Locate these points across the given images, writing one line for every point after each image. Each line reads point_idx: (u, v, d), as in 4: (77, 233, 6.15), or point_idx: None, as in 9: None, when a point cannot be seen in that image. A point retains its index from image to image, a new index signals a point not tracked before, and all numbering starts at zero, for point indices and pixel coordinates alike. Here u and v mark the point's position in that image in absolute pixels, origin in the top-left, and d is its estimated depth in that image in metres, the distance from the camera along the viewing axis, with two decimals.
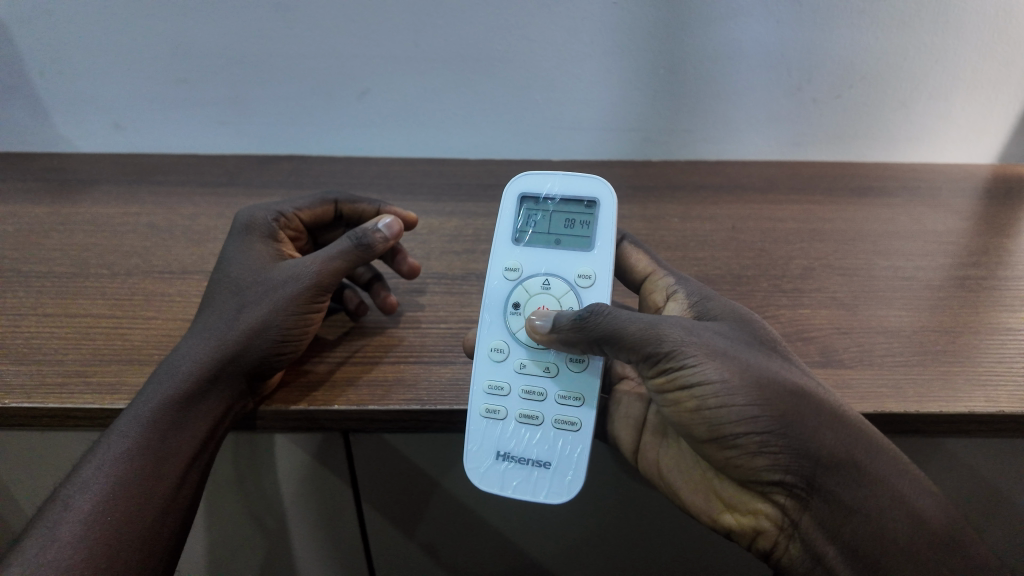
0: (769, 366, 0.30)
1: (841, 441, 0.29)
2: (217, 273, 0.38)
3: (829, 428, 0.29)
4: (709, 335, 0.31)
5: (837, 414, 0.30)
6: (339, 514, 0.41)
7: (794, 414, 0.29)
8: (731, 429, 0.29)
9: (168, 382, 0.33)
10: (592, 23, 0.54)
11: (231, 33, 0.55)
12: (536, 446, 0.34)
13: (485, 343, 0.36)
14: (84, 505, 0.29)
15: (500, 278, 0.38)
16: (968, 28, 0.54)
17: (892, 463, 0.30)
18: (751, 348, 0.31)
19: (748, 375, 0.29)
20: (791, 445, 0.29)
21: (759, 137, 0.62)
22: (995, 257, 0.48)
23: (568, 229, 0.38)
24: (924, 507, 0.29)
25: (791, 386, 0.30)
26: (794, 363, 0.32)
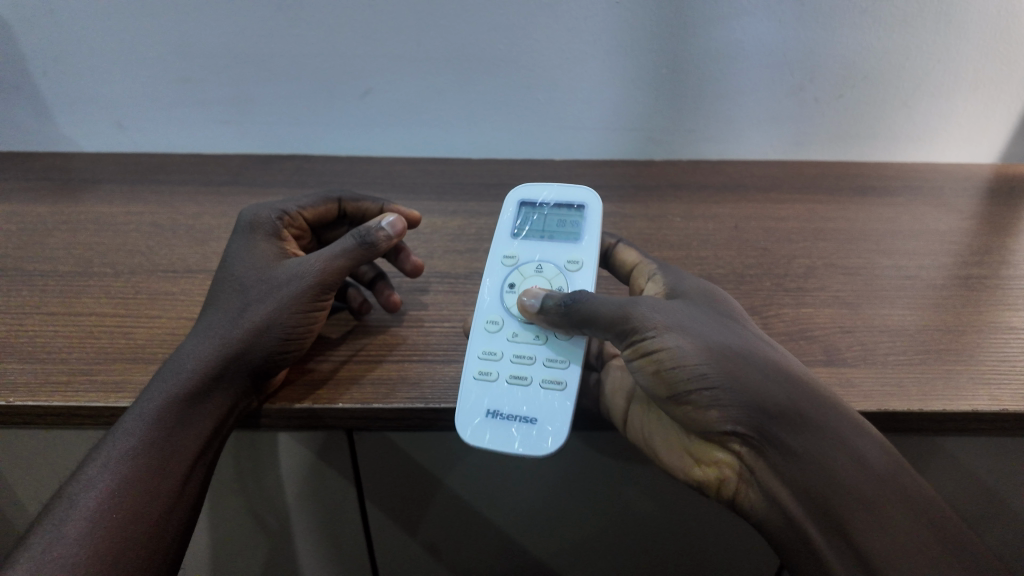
0: (720, 332, 0.32)
1: (794, 397, 0.30)
2: (221, 272, 0.38)
3: (782, 386, 0.30)
4: (669, 307, 0.33)
5: (792, 377, 0.31)
6: (343, 513, 0.41)
7: (745, 372, 0.30)
8: (684, 386, 0.30)
9: (173, 380, 0.33)
10: (595, 22, 0.54)
11: (235, 32, 0.55)
12: (524, 403, 0.34)
13: (481, 317, 0.37)
14: (89, 503, 0.29)
15: (497, 264, 0.39)
16: (970, 27, 0.54)
17: (837, 412, 0.30)
18: (713, 319, 0.33)
19: (702, 339, 0.31)
20: (741, 398, 0.30)
21: (761, 137, 0.62)
22: (998, 257, 0.48)
23: (563, 225, 0.40)
24: (871, 453, 0.29)
25: (740, 349, 0.31)
26: (759, 337, 0.33)
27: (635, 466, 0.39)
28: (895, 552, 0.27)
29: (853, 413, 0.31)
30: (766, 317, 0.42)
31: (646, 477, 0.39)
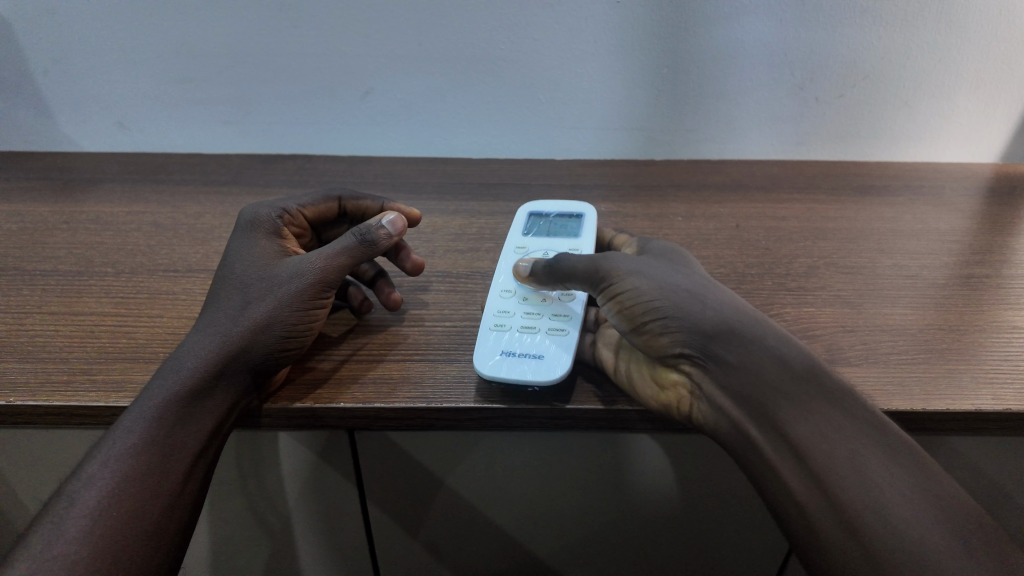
0: (674, 273, 0.35)
1: (738, 320, 0.32)
2: (221, 270, 0.38)
3: (729, 314, 0.32)
4: (632, 257, 0.35)
5: (741, 311, 0.33)
6: (344, 512, 0.41)
7: (695, 302, 0.32)
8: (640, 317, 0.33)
9: (173, 377, 0.33)
10: (596, 21, 0.54)
11: (235, 32, 0.55)
12: (534, 344, 0.36)
13: (496, 288, 0.40)
14: (90, 500, 0.29)
15: (510, 253, 0.43)
16: (971, 26, 0.54)
17: (759, 325, 0.32)
18: (670, 266, 0.36)
19: (657, 278, 0.33)
20: (689, 320, 0.32)
21: (762, 136, 0.62)
22: (999, 256, 0.48)
23: (566, 226, 0.45)
24: (787, 353, 0.31)
25: (691, 285, 0.34)
26: (713, 281, 0.36)
27: (636, 464, 0.39)
28: (836, 441, 0.29)
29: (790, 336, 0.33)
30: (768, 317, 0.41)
31: (647, 476, 0.39)
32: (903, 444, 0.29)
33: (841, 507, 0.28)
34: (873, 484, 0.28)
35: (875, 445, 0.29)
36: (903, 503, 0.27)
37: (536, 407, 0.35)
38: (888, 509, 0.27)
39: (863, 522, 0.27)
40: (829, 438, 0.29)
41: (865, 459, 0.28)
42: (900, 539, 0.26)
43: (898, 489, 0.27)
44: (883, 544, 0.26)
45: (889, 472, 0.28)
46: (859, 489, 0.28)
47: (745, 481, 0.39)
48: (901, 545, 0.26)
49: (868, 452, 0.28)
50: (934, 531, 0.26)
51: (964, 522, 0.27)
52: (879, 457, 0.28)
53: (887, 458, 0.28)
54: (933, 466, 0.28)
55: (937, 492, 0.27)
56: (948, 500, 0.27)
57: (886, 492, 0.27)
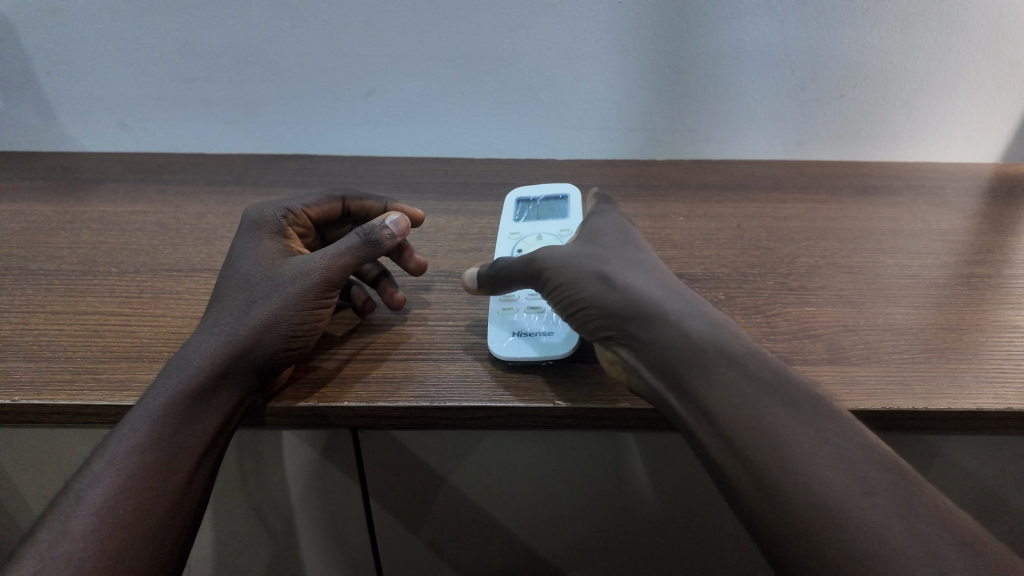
0: (601, 259, 0.37)
1: (653, 296, 0.34)
2: (226, 269, 0.38)
3: (646, 291, 0.34)
4: (566, 251, 0.38)
5: (663, 289, 0.35)
6: (346, 509, 0.41)
7: (614, 283, 0.35)
8: (570, 303, 0.36)
9: (178, 376, 0.33)
10: (597, 22, 0.54)
11: (238, 33, 0.55)
12: (540, 323, 0.39)
13: None
14: (96, 499, 0.29)
15: (505, 239, 0.46)
16: (973, 26, 0.54)
17: (669, 300, 0.34)
18: (602, 253, 0.38)
19: (582, 266, 0.36)
20: (605, 301, 0.34)
21: (764, 137, 0.62)
22: (1000, 256, 0.48)
23: (554, 209, 0.48)
24: (692, 323, 0.32)
25: (613, 269, 0.36)
26: (646, 261, 0.38)
27: (637, 461, 0.39)
28: (740, 403, 0.29)
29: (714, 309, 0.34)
30: (770, 316, 0.42)
31: (649, 473, 0.39)
32: (812, 402, 0.28)
33: (756, 469, 0.27)
34: (783, 443, 0.27)
35: (781, 406, 0.28)
36: (815, 458, 0.26)
37: (539, 407, 0.35)
38: (801, 466, 0.26)
39: (777, 481, 0.26)
40: (733, 399, 0.29)
41: (772, 418, 0.28)
42: (815, 495, 0.25)
43: (811, 446, 0.27)
44: (797, 503, 0.25)
45: (801, 430, 0.27)
46: (770, 449, 0.27)
47: None
48: (816, 502, 0.25)
49: (774, 410, 0.28)
50: (853, 484, 0.25)
51: (886, 476, 0.25)
52: (787, 415, 0.28)
53: (796, 414, 0.28)
54: (845, 422, 0.28)
55: (850, 446, 0.26)
56: (864, 454, 0.26)
57: (797, 449, 0.27)
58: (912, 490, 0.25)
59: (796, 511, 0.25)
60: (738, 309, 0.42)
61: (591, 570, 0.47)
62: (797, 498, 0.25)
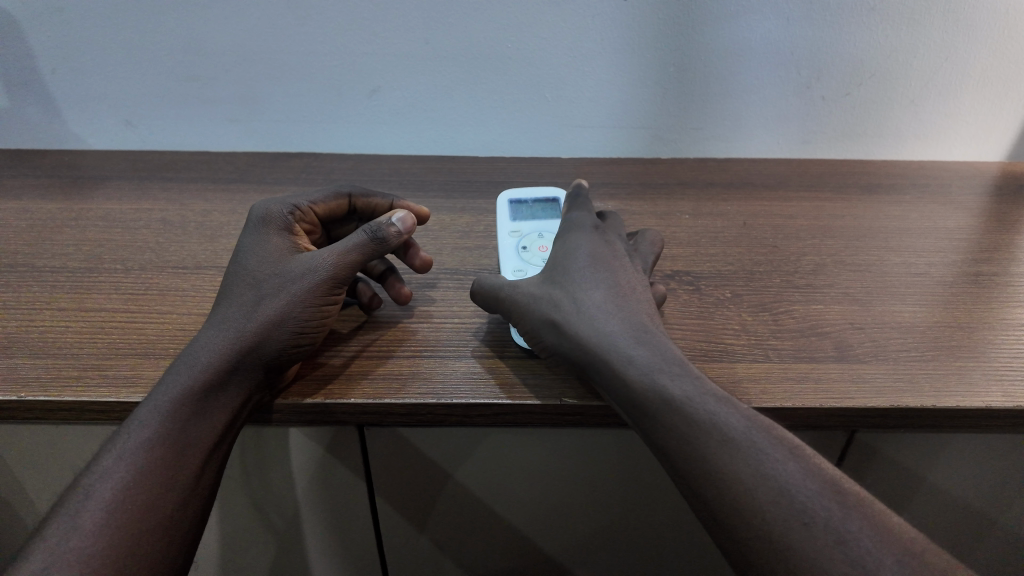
0: (565, 295, 0.37)
1: (604, 330, 0.34)
2: (234, 265, 0.38)
3: (599, 324, 0.35)
4: (534, 287, 0.38)
5: (619, 317, 0.35)
6: (351, 505, 0.41)
7: (569, 319, 0.35)
8: (536, 343, 0.36)
9: (187, 372, 0.33)
10: (603, 20, 0.54)
11: (244, 31, 0.55)
12: None
13: (506, 269, 0.43)
14: (106, 494, 0.29)
15: (506, 236, 0.45)
16: (979, 24, 0.54)
17: (622, 338, 0.34)
18: (564, 276, 0.38)
19: (541, 301, 0.37)
20: (561, 343, 0.35)
21: (769, 135, 0.62)
22: (1005, 254, 0.48)
23: (550, 208, 0.48)
24: (639, 362, 0.32)
25: (574, 309, 0.36)
26: (610, 286, 0.37)
27: (643, 459, 0.39)
28: (682, 442, 0.29)
29: (668, 343, 0.34)
30: (777, 314, 0.41)
31: (654, 469, 0.39)
32: (751, 433, 0.29)
33: (707, 505, 0.28)
34: (728, 480, 0.28)
35: (722, 442, 0.29)
36: (758, 493, 0.27)
37: (545, 405, 0.35)
38: (744, 503, 0.27)
39: (726, 518, 0.27)
40: (675, 438, 0.29)
41: (715, 455, 0.28)
42: (760, 532, 0.26)
43: (752, 481, 0.27)
44: (744, 539, 0.27)
45: (743, 466, 0.28)
46: (716, 486, 0.28)
47: None
48: (762, 536, 0.26)
49: (715, 448, 0.28)
50: (796, 517, 0.26)
51: (827, 506, 0.26)
52: (728, 451, 0.28)
53: (735, 450, 0.28)
54: (784, 451, 0.28)
55: (790, 479, 0.27)
56: (803, 484, 0.27)
57: (742, 485, 0.27)
58: (852, 513, 0.26)
59: (743, 547, 0.27)
60: (745, 307, 0.42)
61: (595, 568, 0.47)
62: (746, 532, 0.27)
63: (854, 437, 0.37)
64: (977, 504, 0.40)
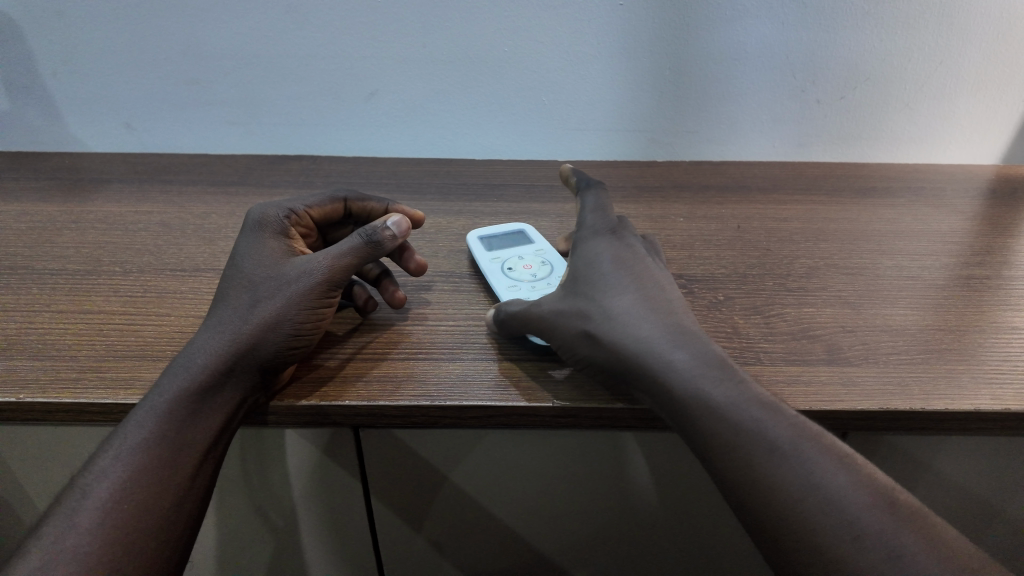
0: (594, 305, 0.36)
1: (642, 336, 0.34)
2: (230, 268, 0.39)
3: (636, 330, 0.34)
4: (561, 300, 0.37)
5: (653, 320, 0.35)
6: (348, 506, 0.41)
7: (604, 329, 0.35)
8: (571, 357, 0.36)
9: (184, 375, 0.33)
10: (599, 24, 0.54)
11: (243, 34, 0.56)
12: None
13: (500, 287, 0.43)
14: (102, 494, 0.29)
15: (488, 263, 0.46)
16: (973, 28, 0.54)
17: (663, 343, 0.34)
18: (591, 286, 0.37)
19: (571, 316, 0.36)
20: (597, 354, 0.35)
21: (765, 138, 0.62)
22: (999, 257, 0.49)
23: (516, 235, 0.49)
24: (683, 369, 0.32)
25: (607, 318, 0.35)
26: (639, 290, 0.37)
27: (637, 460, 0.39)
28: (727, 450, 0.30)
29: (708, 344, 0.34)
30: (769, 317, 0.42)
31: (649, 471, 0.40)
32: (799, 442, 0.29)
33: (754, 515, 0.29)
34: (775, 490, 0.28)
35: (767, 450, 0.29)
36: (802, 501, 0.28)
37: (540, 406, 0.35)
38: (794, 514, 0.28)
39: (775, 528, 0.28)
40: (724, 447, 0.30)
41: (760, 462, 0.29)
42: (809, 542, 0.27)
43: (800, 492, 0.28)
44: (787, 544, 0.28)
45: (791, 476, 0.29)
46: (764, 496, 0.29)
47: None
48: (813, 548, 0.27)
49: (762, 456, 0.29)
50: (840, 524, 0.27)
51: (878, 518, 0.27)
52: (774, 460, 0.29)
53: (783, 459, 0.29)
54: (833, 460, 0.29)
55: (838, 489, 0.28)
56: (853, 496, 0.28)
57: (793, 498, 0.28)
58: (906, 524, 0.27)
59: (786, 551, 0.28)
60: (737, 309, 0.43)
61: (592, 569, 0.47)
62: (791, 538, 0.28)
63: (847, 437, 0.37)
64: (970, 504, 0.40)
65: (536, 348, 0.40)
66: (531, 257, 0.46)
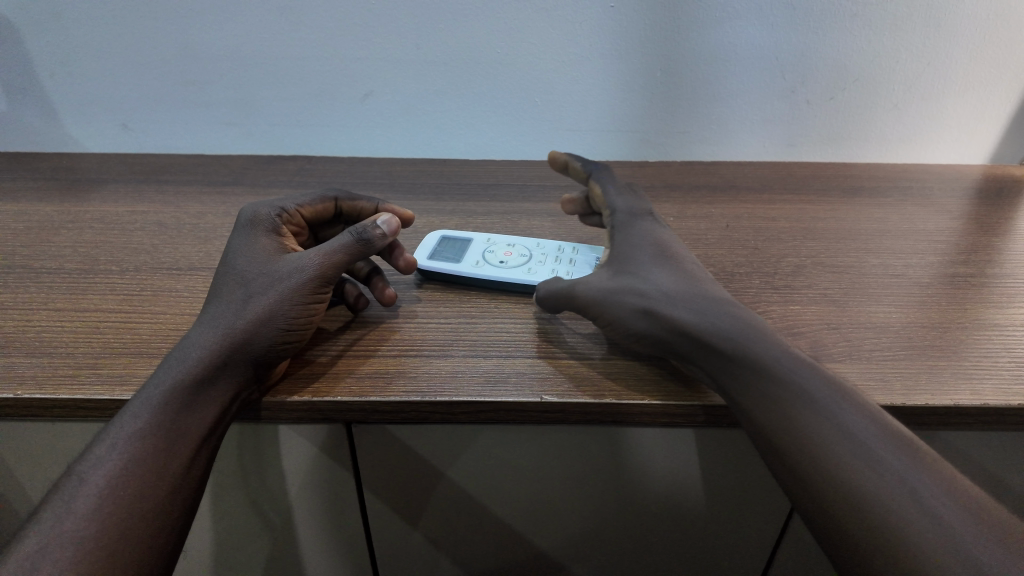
0: (642, 283, 0.39)
1: (689, 310, 0.36)
2: (223, 266, 0.39)
3: (684, 305, 0.37)
4: (609, 277, 0.40)
5: (698, 297, 0.38)
6: (345, 502, 0.42)
7: (655, 305, 0.37)
8: (620, 331, 0.38)
9: (180, 366, 0.34)
10: (591, 26, 0.55)
11: (238, 36, 0.56)
12: (582, 253, 0.47)
13: (517, 278, 0.45)
14: (99, 481, 0.30)
15: (480, 268, 0.46)
16: (960, 29, 0.55)
17: (705, 311, 0.36)
18: (637, 266, 0.40)
19: (618, 291, 0.38)
20: (648, 326, 0.37)
21: (756, 138, 0.63)
22: (985, 256, 0.49)
23: (450, 244, 0.49)
24: (724, 332, 0.35)
25: (657, 295, 0.38)
26: (681, 275, 0.40)
27: (630, 456, 0.40)
28: (764, 397, 0.32)
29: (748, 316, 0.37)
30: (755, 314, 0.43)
31: (641, 467, 0.40)
32: (829, 391, 0.32)
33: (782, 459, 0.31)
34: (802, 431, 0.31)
35: (801, 398, 0.31)
36: (827, 439, 0.30)
37: (529, 401, 0.36)
38: (815, 450, 0.30)
39: (802, 468, 0.30)
40: (762, 398, 0.32)
41: (792, 408, 0.31)
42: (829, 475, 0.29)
43: (821, 429, 0.30)
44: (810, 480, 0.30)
45: (815, 418, 0.31)
46: (789, 437, 0.31)
47: (733, 473, 0.40)
48: (836, 483, 0.29)
49: (796, 402, 0.31)
50: (861, 462, 0.29)
51: (892, 451, 0.29)
52: (804, 405, 0.31)
53: (809, 404, 0.31)
54: (856, 405, 0.31)
55: (857, 427, 0.30)
56: (871, 433, 0.30)
57: (817, 436, 0.30)
58: (913, 459, 0.29)
59: (817, 492, 0.29)
60: None
61: (588, 566, 0.48)
62: (820, 483, 0.29)
63: None
64: None
65: (526, 345, 0.40)
66: (502, 246, 0.48)
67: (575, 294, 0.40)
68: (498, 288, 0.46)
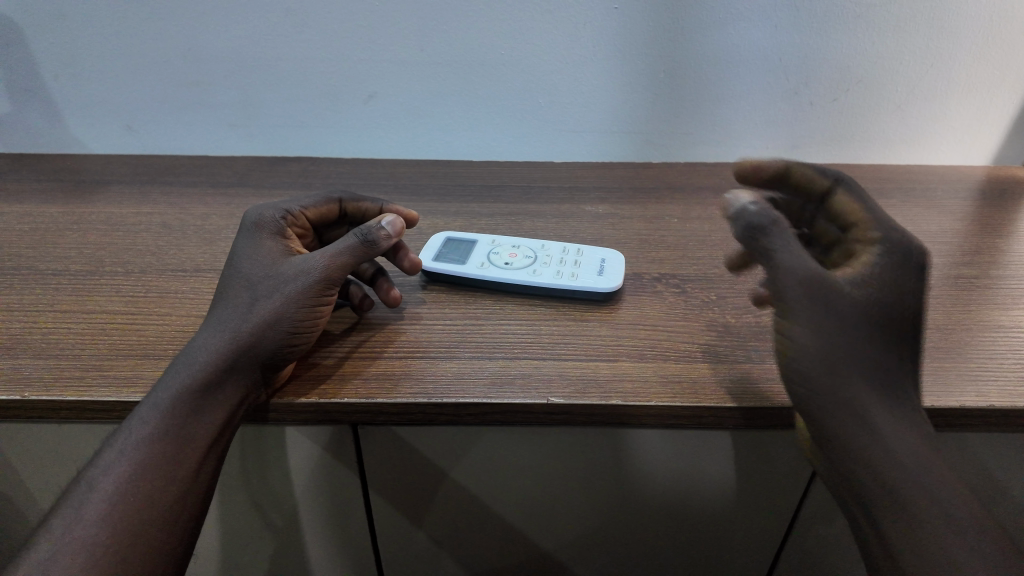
0: (851, 344, 0.31)
1: (869, 390, 0.31)
2: (229, 268, 0.39)
3: (869, 388, 0.31)
4: (826, 304, 0.31)
5: (886, 384, 0.31)
6: (350, 503, 0.42)
7: (847, 378, 0.30)
8: (797, 369, 0.31)
9: (186, 371, 0.34)
10: (594, 28, 0.55)
11: (242, 38, 0.57)
12: (587, 253, 0.47)
13: (522, 279, 0.45)
14: (107, 488, 0.30)
15: (485, 269, 0.46)
16: (963, 32, 0.55)
17: (865, 374, 0.31)
18: (875, 301, 0.32)
19: (828, 339, 0.30)
20: (818, 379, 0.30)
21: (759, 140, 0.63)
22: (989, 257, 0.49)
23: (455, 245, 0.49)
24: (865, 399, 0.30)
25: (853, 369, 0.31)
26: (889, 350, 0.32)
27: (636, 457, 0.40)
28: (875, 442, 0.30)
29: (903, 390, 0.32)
30: (760, 315, 0.43)
31: (646, 468, 0.40)
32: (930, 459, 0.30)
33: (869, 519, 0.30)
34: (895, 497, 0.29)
35: (899, 418, 0.31)
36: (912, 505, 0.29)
37: (535, 403, 0.36)
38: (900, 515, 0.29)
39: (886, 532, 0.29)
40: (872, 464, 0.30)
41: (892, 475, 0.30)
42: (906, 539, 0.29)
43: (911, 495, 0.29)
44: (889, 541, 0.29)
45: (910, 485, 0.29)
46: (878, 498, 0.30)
47: (738, 474, 0.40)
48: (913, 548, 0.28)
49: (893, 431, 0.30)
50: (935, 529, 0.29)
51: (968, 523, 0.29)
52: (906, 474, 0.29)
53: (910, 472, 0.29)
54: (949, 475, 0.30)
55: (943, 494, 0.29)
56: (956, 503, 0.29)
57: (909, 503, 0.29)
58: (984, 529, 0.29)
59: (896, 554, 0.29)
60: (729, 308, 0.44)
61: (593, 567, 0.48)
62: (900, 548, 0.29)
63: None
64: None
65: (532, 346, 0.40)
66: (507, 247, 0.48)
67: (772, 260, 0.32)
68: (503, 289, 0.46)
